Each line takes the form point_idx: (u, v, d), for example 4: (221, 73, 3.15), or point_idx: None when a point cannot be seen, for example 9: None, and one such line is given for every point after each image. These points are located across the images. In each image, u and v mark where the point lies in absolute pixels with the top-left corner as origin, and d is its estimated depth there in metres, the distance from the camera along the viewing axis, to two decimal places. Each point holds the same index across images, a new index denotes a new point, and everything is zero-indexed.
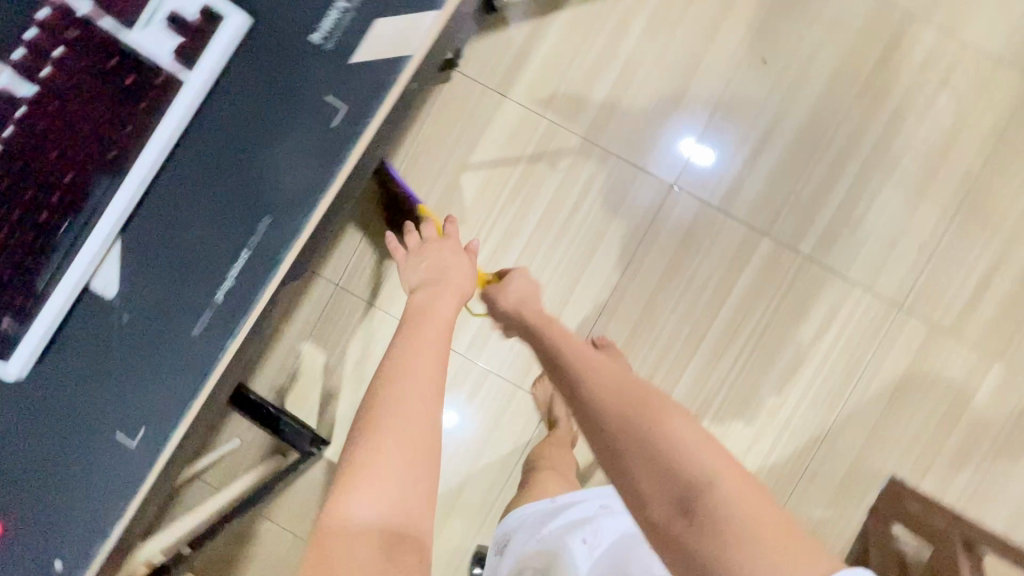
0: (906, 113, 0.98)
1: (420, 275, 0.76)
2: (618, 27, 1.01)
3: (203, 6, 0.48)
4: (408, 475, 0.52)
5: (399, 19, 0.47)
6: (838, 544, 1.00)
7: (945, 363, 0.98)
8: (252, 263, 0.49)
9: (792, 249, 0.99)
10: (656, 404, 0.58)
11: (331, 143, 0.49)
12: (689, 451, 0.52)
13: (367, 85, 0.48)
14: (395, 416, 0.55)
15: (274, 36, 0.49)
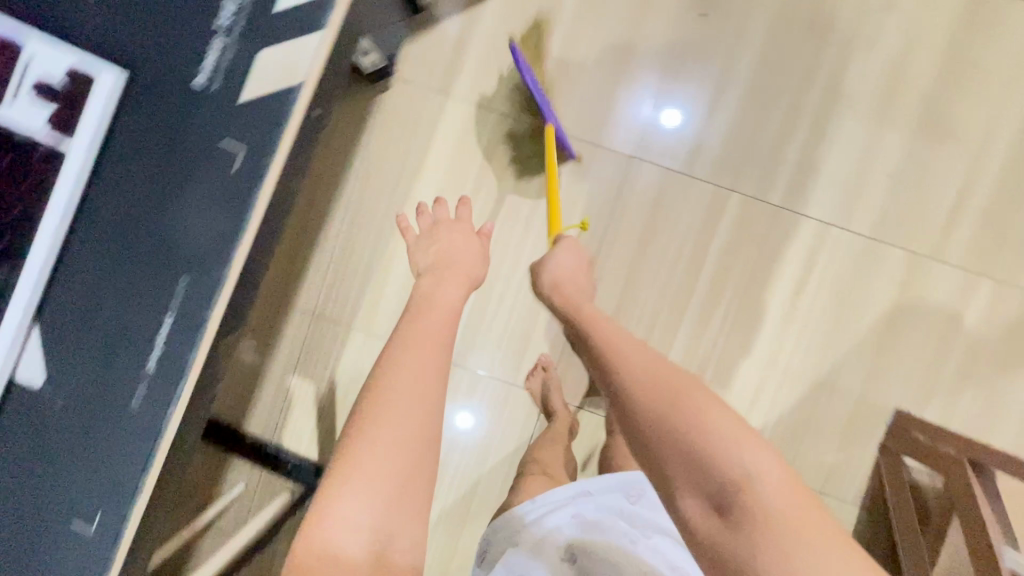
0: (853, 44, 0.96)
1: (429, 261, 0.78)
2: (550, 6, 0.99)
3: (70, 69, 0.47)
4: (397, 475, 0.54)
5: (285, 46, 0.47)
6: (855, 486, 0.99)
7: (932, 289, 0.97)
8: (177, 325, 0.48)
9: (762, 200, 0.97)
10: (692, 386, 0.51)
11: (234, 187, 0.47)
12: (725, 443, 0.46)
13: (263, 120, 0.47)
14: (390, 423, 0.55)
15: (153, 87, 0.47)
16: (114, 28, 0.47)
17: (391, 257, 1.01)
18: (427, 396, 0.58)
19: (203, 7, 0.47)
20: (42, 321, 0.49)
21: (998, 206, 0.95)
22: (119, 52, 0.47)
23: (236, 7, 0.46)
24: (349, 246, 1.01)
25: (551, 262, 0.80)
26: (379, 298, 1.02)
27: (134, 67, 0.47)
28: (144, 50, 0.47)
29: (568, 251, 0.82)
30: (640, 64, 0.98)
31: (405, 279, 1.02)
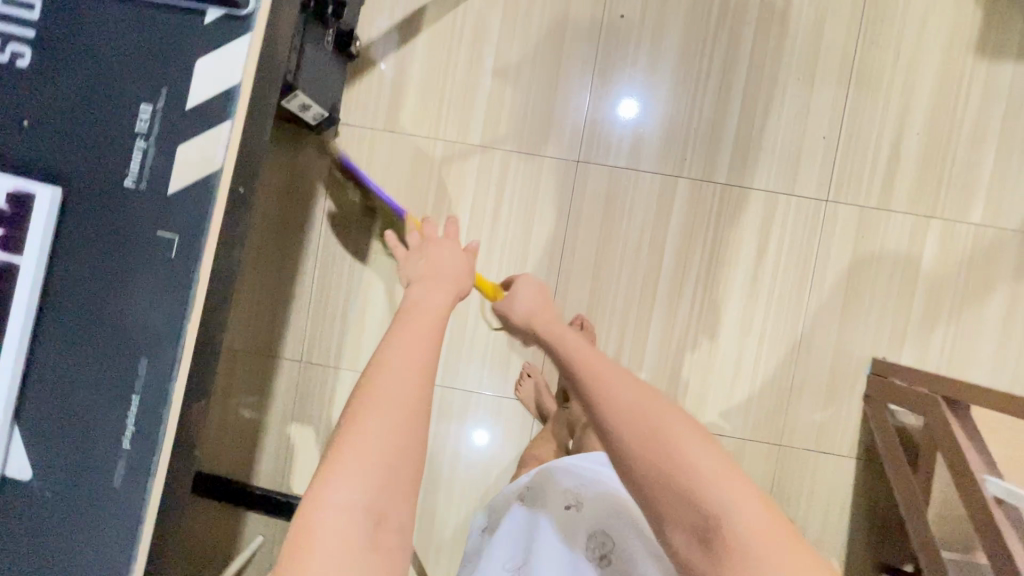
0: (768, 19, 1.00)
1: (417, 272, 0.63)
2: (476, 32, 1.03)
3: (10, 190, 0.51)
4: (391, 460, 0.48)
5: (200, 140, 0.52)
6: (847, 438, 1.02)
7: (886, 237, 1.00)
8: (145, 403, 0.53)
9: (709, 180, 1.01)
10: (669, 422, 0.45)
11: (177, 270, 0.52)
12: (710, 487, 0.42)
13: (194, 209, 0.52)
14: (381, 412, 0.49)
15: (89, 193, 0.52)
16: (44, 148, 0.52)
17: (366, 294, 1.05)
18: (417, 384, 0.51)
19: (123, 116, 0.52)
20: (20, 421, 0.53)
21: (934, 148, 0.99)
22: (52, 167, 0.52)
23: (150, 112, 0.51)
24: (324, 290, 1.05)
25: (507, 302, 0.64)
26: (361, 336, 1.05)
27: (69, 177, 0.52)
28: (77, 162, 0.52)
29: (523, 285, 0.66)
30: (570, 71, 1.02)
31: (384, 312, 1.05)
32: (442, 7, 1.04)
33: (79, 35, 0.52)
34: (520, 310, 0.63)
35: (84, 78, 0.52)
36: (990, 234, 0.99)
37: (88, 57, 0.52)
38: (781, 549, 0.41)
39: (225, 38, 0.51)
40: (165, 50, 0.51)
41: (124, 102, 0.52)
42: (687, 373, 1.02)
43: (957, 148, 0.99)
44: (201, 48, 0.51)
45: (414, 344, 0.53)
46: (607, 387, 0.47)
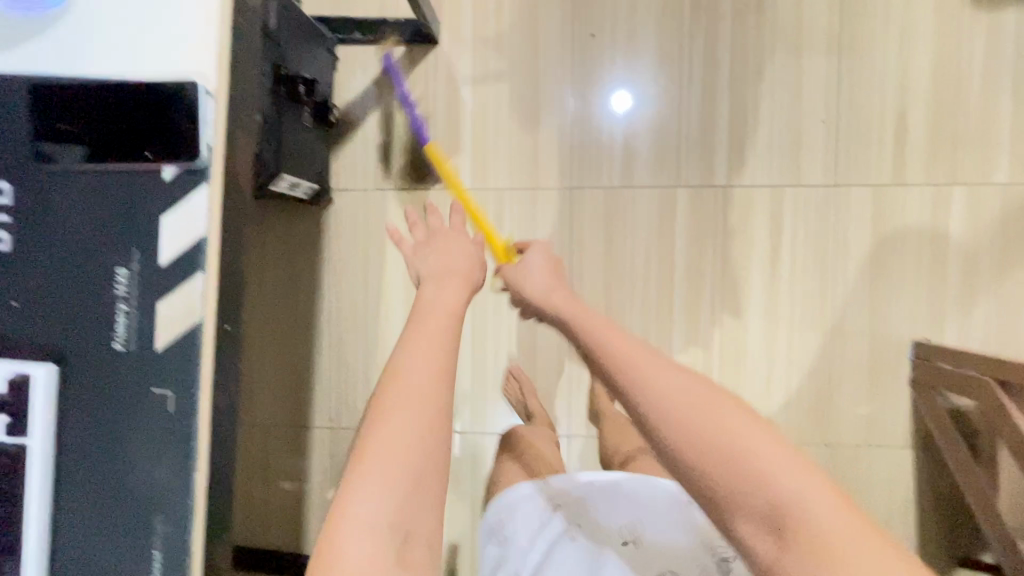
0: (743, 10, 0.97)
1: (429, 265, 0.65)
2: (450, 76, 1.02)
3: (11, 375, 0.52)
4: (409, 474, 0.51)
5: (178, 294, 0.52)
6: (900, 427, 0.97)
7: (907, 212, 0.95)
8: (167, 565, 0.53)
9: (710, 184, 0.98)
10: (724, 416, 0.46)
11: (177, 429, 0.53)
12: (773, 478, 0.44)
13: (181, 351, 0.52)
14: (399, 427, 0.52)
15: (83, 364, 0.53)
16: (38, 326, 0.53)
17: (384, 353, 1.05)
18: (434, 395, 0.54)
19: (103, 284, 0.53)
20: None
21: (943, 111, 0.94)
22: (48, 344, 0.53)
23: (128, 273, 0.53)
24: (343, 357, 1.06)
25: (521, 279, 0.66)
26: None
27: (60, 352, 0.53)
28: (69, 336, 0.53)
29: (536, 258, 0.68)
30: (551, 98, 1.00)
31: None
32: (413, 57, 1.03)
33: (51, 211, 0.53)
34: (536, 286, 0.64)
35: (62, 251, 0.53)
36: (1020, 191, 0.93)
37: (62, 230, 0.53)
38: (854, 536, 0.42)
39: (183, 192, 0.52)
40: (132, 211, 0.52)
41: (102, 266, 0.53)
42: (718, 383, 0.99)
43: (968, 108, 0.93)
44: (166, 204, 0.52)
45: (426, 353, 0.56)
46: (648, 379, 0.49)
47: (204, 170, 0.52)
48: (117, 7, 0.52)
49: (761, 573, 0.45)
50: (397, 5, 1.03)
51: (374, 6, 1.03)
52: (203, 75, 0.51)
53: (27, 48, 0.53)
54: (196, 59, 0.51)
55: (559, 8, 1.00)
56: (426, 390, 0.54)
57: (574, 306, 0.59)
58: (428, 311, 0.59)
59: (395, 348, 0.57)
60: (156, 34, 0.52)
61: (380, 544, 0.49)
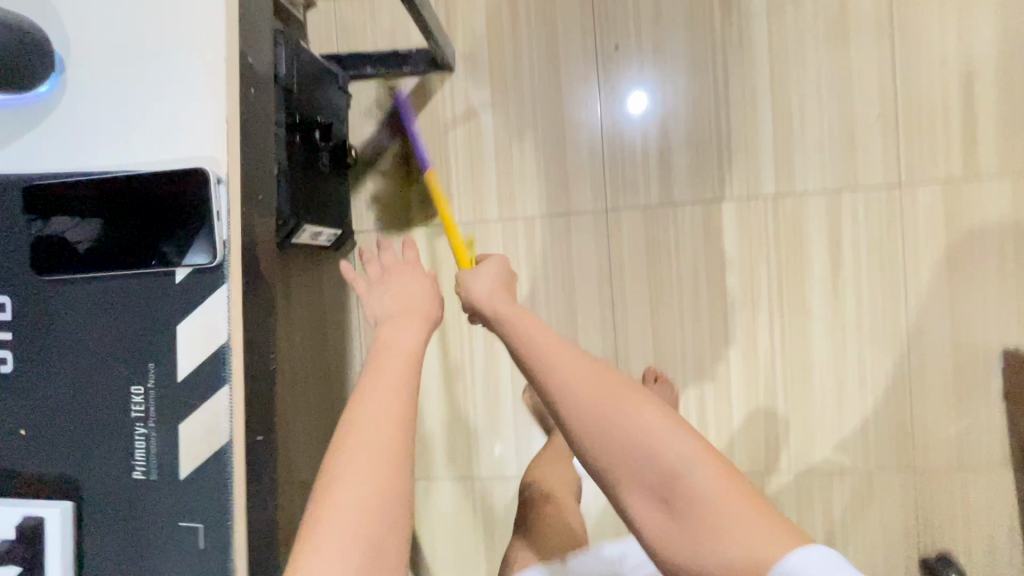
0: (779, 7, 0.89)
1: (384, 304, 0.56)
2: (468, 105, 0.97)
3: (23, 519, 0.47)
4: (369, 524, 0.44)
5: (201, 413, 0.47)
6: (996, 446, 0.87)
7: (984, 208, 0.86)
8: None
9: (757, 195, 0.90)
10: (625, 399, 0.49)
11: (209, 564, 0.47)
12: (661, 447, 0.47)
13: (212, 474, 0.47)
14: (359, 472, 0.46)
15: (102, 496, 0.48)
16: (52, 457, 0.48)
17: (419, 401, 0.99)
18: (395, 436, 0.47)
19: (119, 406, 0.48)
20: None
21: (1015, 94, 0.84)
22: (65, 475, 0.48)
23: (147, 391, 0.47)
24: None
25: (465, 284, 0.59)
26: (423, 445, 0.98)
27: (78, 483, 0.48)
28: (85, 467, 0.48)
29: (490, 266, 0.61)
30: (577, 118, 0.94)
31: (442, 414, 0.98)
32: (428, 88, 0.98)
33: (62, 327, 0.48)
34: (486, 292, 0.58)
35: (74, 369, 0.48)
36: None
37: (74, 343, 0.48)
38: (729, 494, 0.46)
39: (201, 297, 0.47)
40: (147, 325, 0.48)
41: (117, 383, 0.48)
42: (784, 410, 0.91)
43: None
44: (183, 312, 0.47)
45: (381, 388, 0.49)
46: (559, 376, 0.50)
47: (221, 270, 0.47)
48: (115, 88, 0.47)
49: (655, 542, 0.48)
50: (408, 35, 0.98)
51: (385, 38, 0.99)
52: (215, 159, 0.46)
53: (21, 144, 0.48)
54: (206, 140, 0.46)
55: (579, 22, 0.94)
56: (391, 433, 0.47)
57: (502, 301, 0.57)
58: (388, 354, 0.52)
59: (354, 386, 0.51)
60: (159, 115, 0.47)
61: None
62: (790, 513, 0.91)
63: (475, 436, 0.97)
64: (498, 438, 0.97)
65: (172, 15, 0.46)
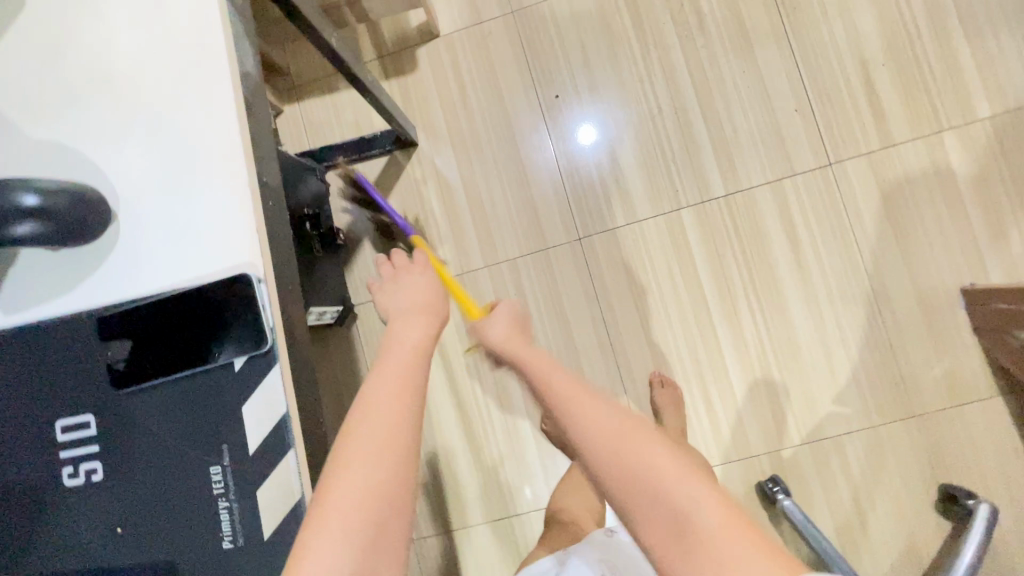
0: (688, 36, 1.02)
1: (398, 298, 0.55)
2: (436, 171, 1.07)
3: None
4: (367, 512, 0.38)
5: (274, 474, 0.39)
6: (981, 377, 0.93)
7: (908, 168, 0.96)
8: None
9: (710, 197, 1.00)
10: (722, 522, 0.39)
11: None
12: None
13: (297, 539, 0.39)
14: (363, 459, 0.39)
15: (195, 569, 0.38)
16: (120, 543, 0.39)
17: (444, 451, 1.02)
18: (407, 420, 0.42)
19: (181, 476, 0.39)
20: None
21: (905, 68, 0.97)
22: (140, 559, 0.39)
23: (222, 475, 0.39)
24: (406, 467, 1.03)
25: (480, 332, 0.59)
26: (457, 492, 1.01)
27: (169, 557, 0.39)
28: (161, 542, 0.39)
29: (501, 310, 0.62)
30: (536, 163, 1.04)
31: (467, 459, 1.02)
32: (398, 163, 1.08)
33: (98, 416, 0.40)
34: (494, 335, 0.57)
35: (115, 472, 0.39)
36: (1007, 116, 0.94)
37: (107, 417, 0.40)
38: None
39: (255, 378, 0.39)
40: (194, 384, 0.40)
41: (169, 482, 0.39)
42: (783, 384, 0.97)
43: (928, 57, 0.96)
44: (237, 395, 0.39)
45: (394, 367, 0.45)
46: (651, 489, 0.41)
47: (271, 350, 0.39)
48: (114, 196, 0.41)
49: None
50: (371, 122, 1.09)
51: (350, 128, 1.09)
52: (248, 262, 0.40)
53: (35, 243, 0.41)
54: (234, 244, 0.40)
55: (519, 80, 1.06)
56: (398, 416, 0.42)
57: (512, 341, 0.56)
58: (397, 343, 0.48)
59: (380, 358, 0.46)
60: (173, 231, 0.40)
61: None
62: (813, 480, 0.95)
63: (504, 472, 1.01)
64: (526, 469, 1.01)
65: (167, 126, 0.41)
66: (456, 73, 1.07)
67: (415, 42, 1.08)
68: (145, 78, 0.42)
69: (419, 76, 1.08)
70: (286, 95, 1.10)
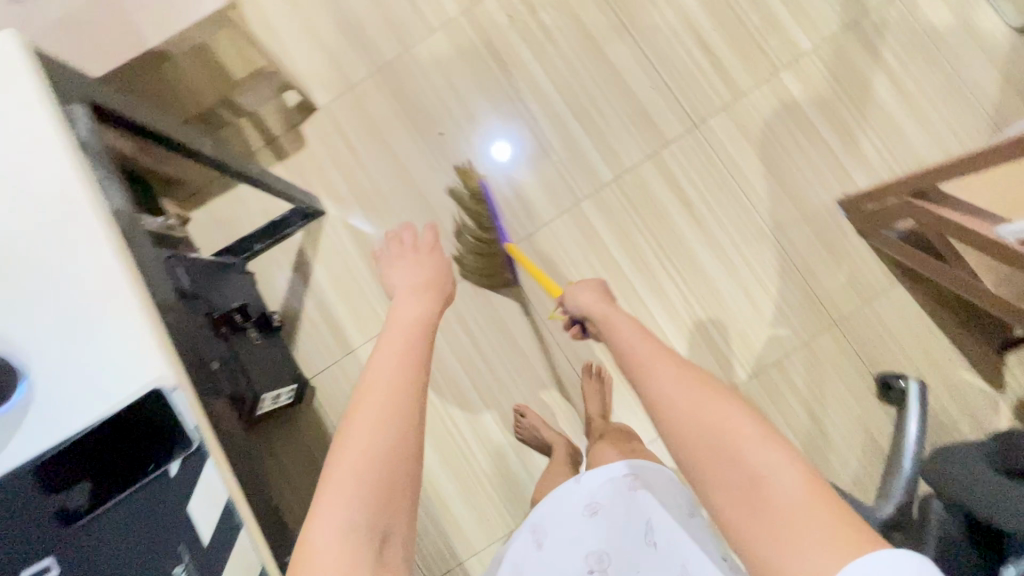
0: (541, 49, 1.11)
1: (401, 279, 0.73)
2: (352, 232, 1.12)
3: None
4: (380, 479, 0.49)
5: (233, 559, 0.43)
6: (879, 272, 1.03)
7: (761, 112, 1.06)
8: None
9: (603, 185, 1.08)
10: (747, 440, 0.49)
11: None
12: (784, 504, 0.45)
13: None
14: (368, 429, 0.51)
15: None
16: None
17: (434, 487, 1.06)
18: (411, 395, 0.54)
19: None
20: None
21: (731, 27, 1.08)
22: None
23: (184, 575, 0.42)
24: None
25: (574, 299, 0.79)
26: (458, 522, 1.04)
27: None
28: None
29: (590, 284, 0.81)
30: (439, 195, 1.11)
31: (457, 488, 1.05)
32: (313, 235, 1.12)
33: (55, 557, 0.42)
34: (585, 296, 0.78)
35: None
36: (828, 46, 1.06)
37: (66, 557, 0.42)
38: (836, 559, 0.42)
39: (193, 477, 0.43)
40: (136, 503, 0.43)
41: None
42: (716, 330, 1.05)
43: (747, 13, 1.08)
44: (180, 498, 0.43)
45: (400, 353, 0.58)
46: (681, 405, 0.53)
47: (202, 447, 0.43)
48: (24, 355, 0.44)
49: (743, 547, 0.46)
50: (276, 204, 1.13)
51: (259, 215, 1.13)
52: (161, 377, 0.43)
53: None
54: (143, 366, 0.43)
55: (403, 129, 1.12)
56: (405, 393, 0.54)
57: (612, 313, 0.72)
58: (402, 315, 0.64)
59: (390, 326, 0.62)
60: (84, 368, 0.44)
61: (356, 550, 0.46)
62: (769, 408, 1.03)
63: (496, 489, 1.05)
64: (514, 480, 1.05)
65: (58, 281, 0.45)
66: (343, 139, 1.13)
67: (298, 121, 1.14)
68: (27, 246, 0.45)
69: (310, 150, 1.13)
70: (189, 202, 1.13)
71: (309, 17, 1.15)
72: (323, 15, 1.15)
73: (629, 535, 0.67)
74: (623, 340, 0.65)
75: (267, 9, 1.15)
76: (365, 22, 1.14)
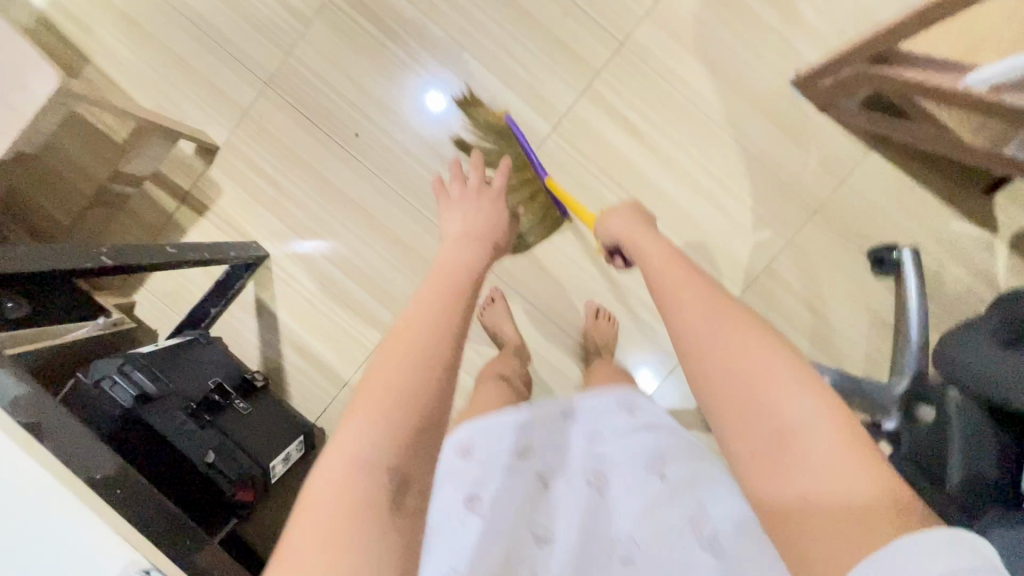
0: (432, 7, 0.98)
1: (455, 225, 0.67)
2: (303, 266, 1.05)
3: None
4: (415, 406, 0.38)
5: None
6: (849, 145, 0.97)
7: (687, 8, 0.96)
8: None
9: (544, 139, 0.99)
10: (780, 379, 0.39)
11: None
12: (811, 466, 0.36)
13: None
14: (405, 354, 0.40)
15: None
16: None
17: None
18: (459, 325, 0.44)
19: None
20: None
21: None
22: None
23: None
24: None
25: (605, 228, 0.70)
26: None
27: None
28: None
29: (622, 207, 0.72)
30: (378, 201, 1.03)
31: None
32: (264, 281, 1.06)
33: None
34: (616, 223, 0.68)
35: None
36: None
37: None
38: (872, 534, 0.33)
39: None
40: None
41: None
42: (698, 254, 1.00)
43: None
44: None
45: (440, 287, 0.49)
46: (712, 324, 0.43)
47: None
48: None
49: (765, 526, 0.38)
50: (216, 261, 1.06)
51: (203, 278, 1.06)
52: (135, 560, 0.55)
53: None
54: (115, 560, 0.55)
55: (316, 141, 1.02)
56: (451, 320, 0.45)
57: (640, 233, 0.63)
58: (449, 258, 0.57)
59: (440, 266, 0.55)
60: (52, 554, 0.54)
61: (374, 495, 0.35)
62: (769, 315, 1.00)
63: None
64: None
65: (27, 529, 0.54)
66: (258, 171, 1.03)
67: (203, 167, 1.04)
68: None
69: (227, 194, 1.04)
70: (125, 285, 1.06)
71: (171, 49, 1.01)
72: (184, 41, 1.01)
73: (639, 456, 0.70)
74: (650, 251, 0.56)
75: (124, 54, 1.02)
76: (232, 34, 1.01)
